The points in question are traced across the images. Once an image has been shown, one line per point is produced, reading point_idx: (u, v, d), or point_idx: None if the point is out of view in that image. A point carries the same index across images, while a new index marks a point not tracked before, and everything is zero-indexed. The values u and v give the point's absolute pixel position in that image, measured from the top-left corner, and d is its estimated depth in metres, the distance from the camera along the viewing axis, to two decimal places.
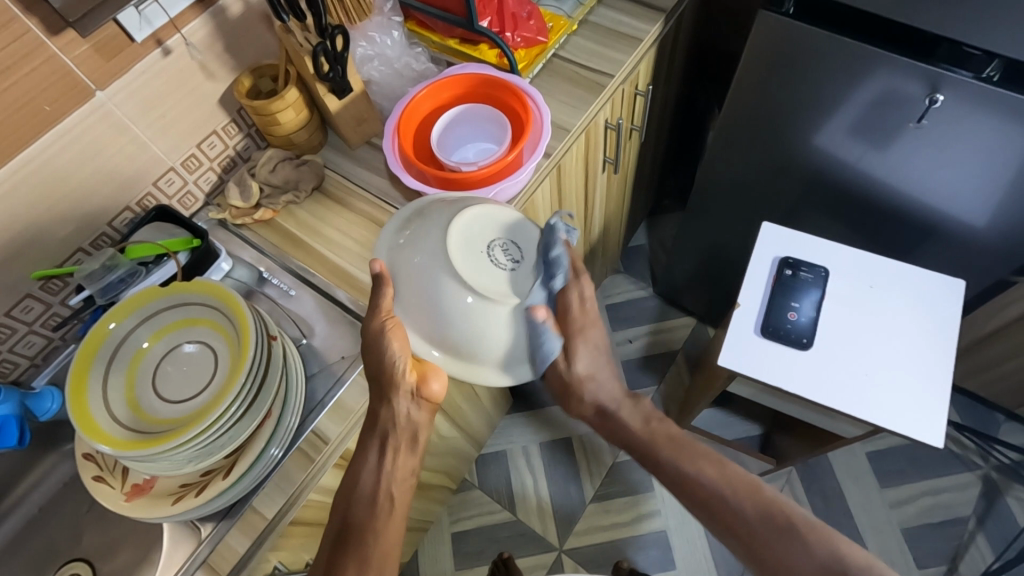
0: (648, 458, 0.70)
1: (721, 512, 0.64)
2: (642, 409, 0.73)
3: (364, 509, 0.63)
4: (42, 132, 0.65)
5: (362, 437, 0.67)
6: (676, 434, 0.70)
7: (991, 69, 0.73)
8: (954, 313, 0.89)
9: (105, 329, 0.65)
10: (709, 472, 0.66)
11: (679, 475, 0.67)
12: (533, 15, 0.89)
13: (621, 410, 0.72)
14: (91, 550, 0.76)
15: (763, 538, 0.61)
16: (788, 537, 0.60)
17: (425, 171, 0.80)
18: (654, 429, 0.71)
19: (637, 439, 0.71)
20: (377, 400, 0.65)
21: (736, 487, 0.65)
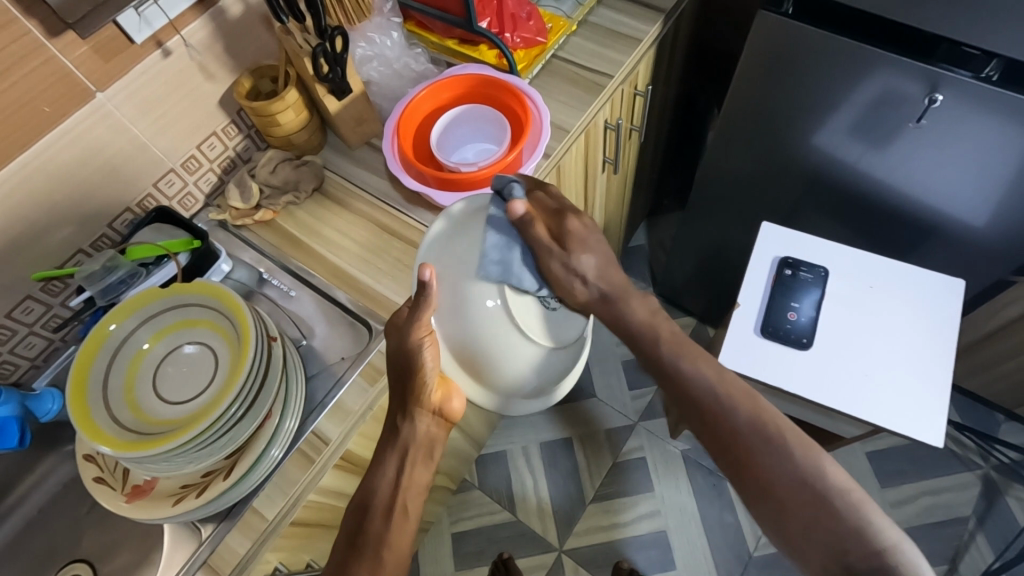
0: (647, 349, 0.68)
1: (714, 419, 0.63)
2: (647, 301, 0.69)
3: (379, 519, 0.62)
4: (42, 133, 0.65)
5: (380, 448, 0.67)
6: (677, 334, 0.68)
7: (990, 68, 0.73)
8: (953, 313, 0.89)
9: (105, 330, 0.65)
10: (709, 374, 0.65)
11: (675, 377, 0.66)
12: (533, 15, 0.89)
13: (626, 297, 0.68)
14: (92, 551, 0.76)
15: (746, 451, 0.61)
16: (776, 452, 0.60)
17: (425, 172, 0.80)
18: (658, 321, 0.68)
19: (639, 327, 0.68)
20: (400, 413, 0.65)
21: (730, 395, 0.63)
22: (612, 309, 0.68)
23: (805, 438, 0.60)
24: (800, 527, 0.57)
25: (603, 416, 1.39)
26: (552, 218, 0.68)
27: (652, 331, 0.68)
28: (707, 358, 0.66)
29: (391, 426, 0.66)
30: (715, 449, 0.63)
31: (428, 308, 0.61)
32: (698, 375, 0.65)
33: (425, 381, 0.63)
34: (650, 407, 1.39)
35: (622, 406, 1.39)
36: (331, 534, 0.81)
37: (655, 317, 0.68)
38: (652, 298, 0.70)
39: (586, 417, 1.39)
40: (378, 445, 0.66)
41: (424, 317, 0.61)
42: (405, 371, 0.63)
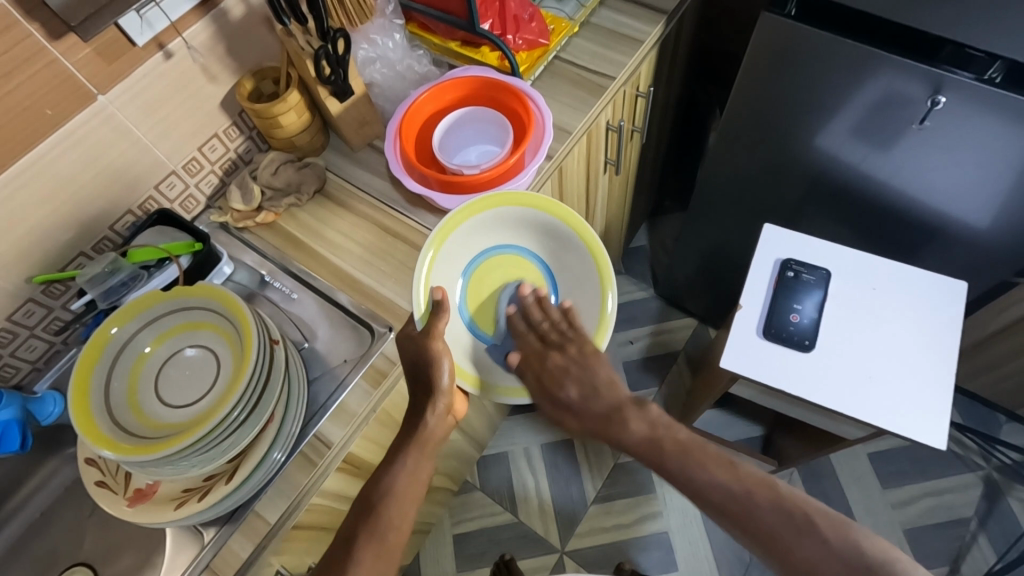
0: (653, 460, 0.70)
1: (746, 514, 0.64)
2: (647, 417, 0.73)
3: (394, 506, 0.66)
4: (43, 137, 0.65)
5: (398, 441, 0.71)
6: (684, 440, 0.70)
7: (993, 70, 0.73)
8: (954, 316, 0.89)
9: (107, 334, 0.65)
10: (719, 473, 0.66)
11: (690, 481, 0.67)
12: (535, 17, 0.89)
13: (624, 418, 0.73)
14: (94, 554, 0.76)
15: (783, 537, 0.61)
16: (809, 539, 0.60)
17: (428, 175, 0.79)
18: (659, 434, 0.71)
19: (641, 444, 0.72)
20: (423, 408, 0.70)
21: (752, 487, 0.65)
22: (613, 429, 0.74)
23: (833, 514, 0.62)
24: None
25: None
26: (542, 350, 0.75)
27: (654, 447, 0.71)
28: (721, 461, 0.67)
29: (412, 417, 0.71)
30: (761, 546, 0.63)
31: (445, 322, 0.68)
32: (705, 470, 0.67)
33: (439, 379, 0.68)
34: None
35: None
36: None
37: (655, 432, 0.71)
38: (653, 412, 0.73)
39: None
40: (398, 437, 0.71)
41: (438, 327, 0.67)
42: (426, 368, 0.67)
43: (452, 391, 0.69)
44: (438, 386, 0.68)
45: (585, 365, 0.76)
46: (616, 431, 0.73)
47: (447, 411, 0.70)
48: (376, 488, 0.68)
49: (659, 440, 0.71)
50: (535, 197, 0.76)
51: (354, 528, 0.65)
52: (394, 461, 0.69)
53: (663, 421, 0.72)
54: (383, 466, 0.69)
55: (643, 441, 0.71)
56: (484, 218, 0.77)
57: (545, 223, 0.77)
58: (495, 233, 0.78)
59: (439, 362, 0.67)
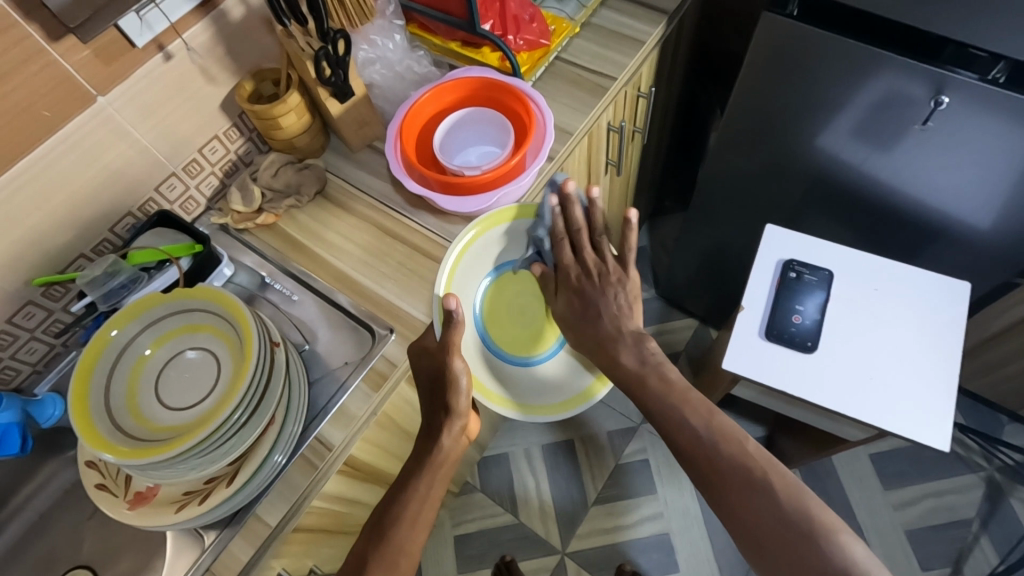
0: (636, 392, 0.75)
1: (708, 461, 0.67)
2: (638, 351, 0.76)
3: (404, 530, 0.65)
4: (42, 138, 0.65)
5: (410, 465, 0.70)
6: (670, 381, 0.74)
7: (997, 71, 0.73)
8: (956, 317, 0.88)
9: (106, 336, 0.64)
10: (697, 421, 0.69)
11: (669, 416, 0.71)
12: (536, 17, 0.88)
13: (619, 349, 0.76)
14: (94, 556, 0.75)
15: (736, 490, 0.64)
16: (762, 496, 0.63)
17: (427, 175, 0.79)
18: (648, 370, 0.75)
19: (626, 373, 0.75)
20: (439, 428, 0.69)
21: (720, 440, 0.67)
22: (606, 353, 0.76)
23: (790, 479, 0.64)
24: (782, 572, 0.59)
25: (606, 418, 1.38)
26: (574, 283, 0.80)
27: (639, 381, 0.74)
28: (701, 414, 0.70)
29: (425, 439, 0.70)
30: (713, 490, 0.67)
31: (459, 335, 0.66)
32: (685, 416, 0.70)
33: (458, 398, 0.68)
34: None
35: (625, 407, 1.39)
36: (333, 539, 0.81)
37: (644, 368, 0.75)
38: (648, 347, 0.76)
39: (589, 418, 1.39)
40: (412, 459, 0.70)
41: (456, 342, 0.66)
42: (444, 389, 0.67)
43: (468, 410, 0.69)
44: (455, 406, 0.68)
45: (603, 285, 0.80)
46: (608, 359, 0.76)
47: (461, 431, 0.70)
48: (387, 510, 0.67)
49: (644, 376, 0.74)
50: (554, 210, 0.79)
51: (366, 552, 0.64)
52: (406, 483, 0.68)
53: (654, 360, 0.75)
54: (396, 489, 0.68)
55: (630, 372, 0.75)
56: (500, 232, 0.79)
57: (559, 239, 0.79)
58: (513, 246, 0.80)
59: (457, 380, 0.66)
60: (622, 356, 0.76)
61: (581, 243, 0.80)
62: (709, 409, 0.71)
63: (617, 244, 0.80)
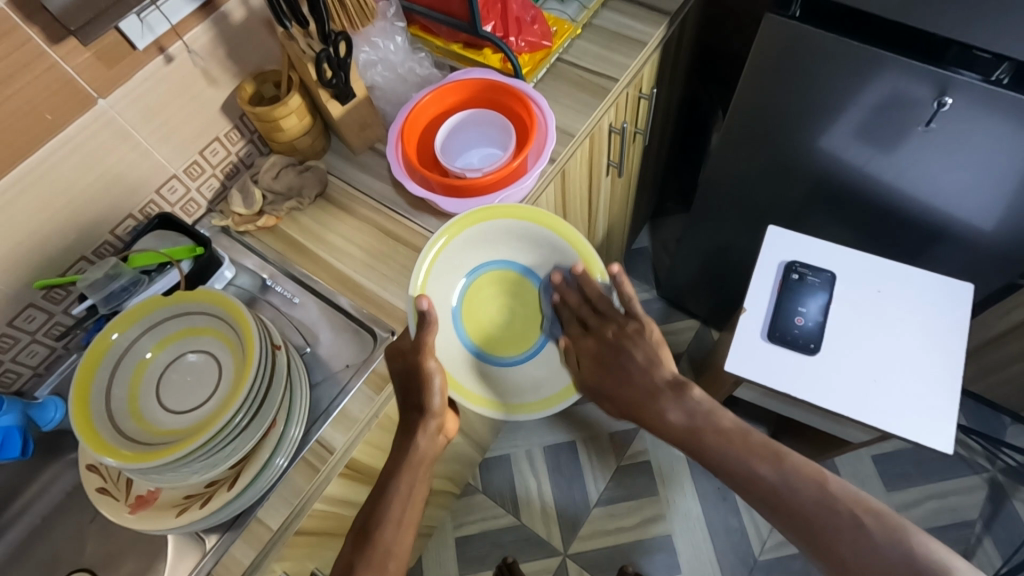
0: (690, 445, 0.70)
1: (782, 501, 0.63)
2: (684, 405, 0.73)
3: (389, 531, 0.64)
4: (43, 141, 0.64)
5: (389, 465, 0.69)
6: (726, 428, 0.70)
7: (1000, 72, 0.73)
8: (960, 319, 0.88)
9: (108, 340, 0.64)
10: (765, 466, 0.65)
11: (729, 470, 0.67)
12: (537, 19, 0.88)
13: (658, 402, 0.74)
14: (95, 560, 0.75)
15: (830, 534, 0.59)
16: (854, 535, 0.58)
17: (430, 178, 0.79)
18: (697, 426, 0.71)
19: (677, 433, 0.72)
20: (415, 427, 0.69)
21: (797, 480, 0.63)
22: (649, 414, 0.75)
23: (893, 520, 0.58)
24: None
25: (608, 420, 1.38)
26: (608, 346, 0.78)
27: (692, 436, 0.70)
28: (770, 461, 0.65)
29: (401, 439, 0.69)
30: (829, 564, 0.58)
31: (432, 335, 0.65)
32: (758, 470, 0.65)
33: (432, 396, 0.67)
34: None
35: None
36: (335, 543, 0.81)
37: (694, 421, 0.71)
38: (692, 397, 0.73)
39: (591, 419, 1.38)
40: (388, 460, 0.68)
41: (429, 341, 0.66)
42: (418, 386, 0.67)
43: (443, 409, 0.69)
44: (430, 405, 0.67)
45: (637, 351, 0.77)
46: (651, 417, 0.74)
47: (437, 429, 0.70)
48: (370, 513, 0.66)
49: (697, 430, 0.70)
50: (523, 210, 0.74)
51: (352, 556, 0.63)
52: (386, 485, 0.67)
53: (700, 410, 0.72)
54: (377, 491, 0.67)
55: (678, 431, 0.72)
56: (476, 231, 0.75)
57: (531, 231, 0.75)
58: (488, 244, 0.76)
59: (431, 379, 0.66)
60: (668, 414, 0.73)
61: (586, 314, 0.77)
62: (776, 453, 0.66)
63: (585, 253, 0.75)
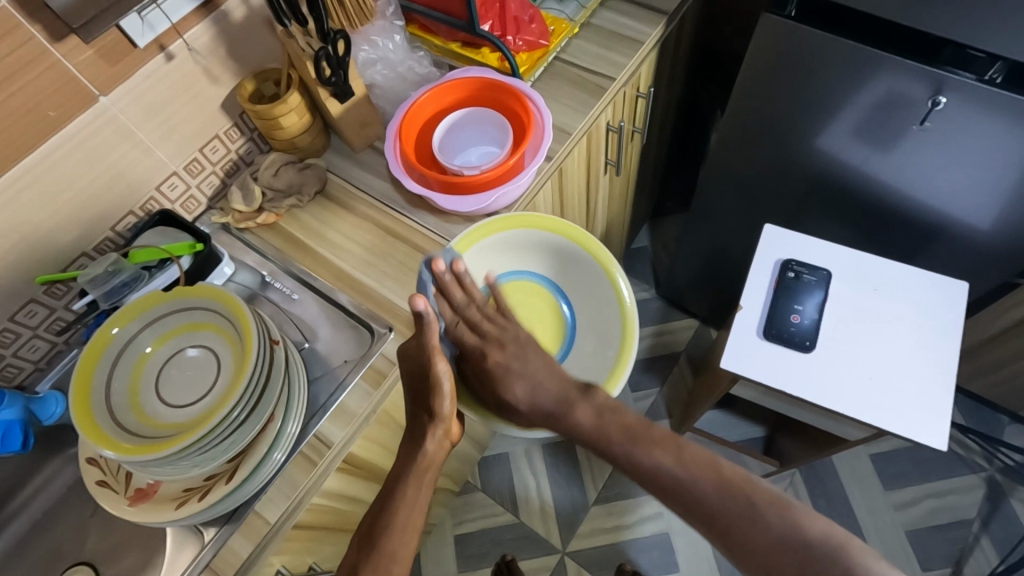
0: (601, 447, 0.68)
1: (687, 495, 0.63)
2: (593, 403, 0.69)
3: (396, 538, 0.64)
4: (45, 138, 0.65)
5: (396, 471, 0.68)
6: (630, 424, 0.68)
7: (994, 70, 0.73)
8: (958, 315, 0.89)
9: (109, 334, 0.65)
10: (666, 458, 0.65)
11: (636, 464, 0.66)
12: (535, 18, 0.89)
13: (569, 408, 0.69)
14: (96, 553, 0.76)
15: (728, 524, 0.60)
16: (753, 520, 0.59)
17: (428, 175, 0.79)
18: (606, 424, 0.68)
19: (587, 434, 0.68)
20: (423, 432, 0.68)
21: (697, 472, 0.63)
22: (562, 419, 0.69)
23: (774, 492, 0.61)
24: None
25: None
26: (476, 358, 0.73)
27: (601, 434, 0.67)
28: (671, 450, 0.65)
29: (410, 444, 0.69)
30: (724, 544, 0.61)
31: (431, 335, 0.64)
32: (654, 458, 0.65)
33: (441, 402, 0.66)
34: (652, 408, 1.39)
35: (623, 407, 1.40)
36: (333, 538, 0.81)
37: (602, 419, 0.68)
38: (599, 397, 0.70)
39: None
40: (398, 466, 0.68)
41: (431, 344, 0.65)
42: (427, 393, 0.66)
43: (450, 414, 0.68)
44: (438, 410, 0.66)
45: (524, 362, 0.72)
46: (566, 420, 0.69)
47: (445, 435, 0.68)
48: (380, 517, 0.65)
49: (606, 427, 0.67)
50: (599, 248, 0.76)
51: (358, 561, 0.64)
52: (393, 490, 0.67)
53: (609, 407, 0.69)
54: (385, 499, 0.67)
55: (589, 430, 0.68)
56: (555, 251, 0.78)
57: (591, 271, 0.77)
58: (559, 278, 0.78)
59: (439, 384, 0.65)
60: (576, 415, 0.69)
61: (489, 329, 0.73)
62: (675, 441, 0.66)
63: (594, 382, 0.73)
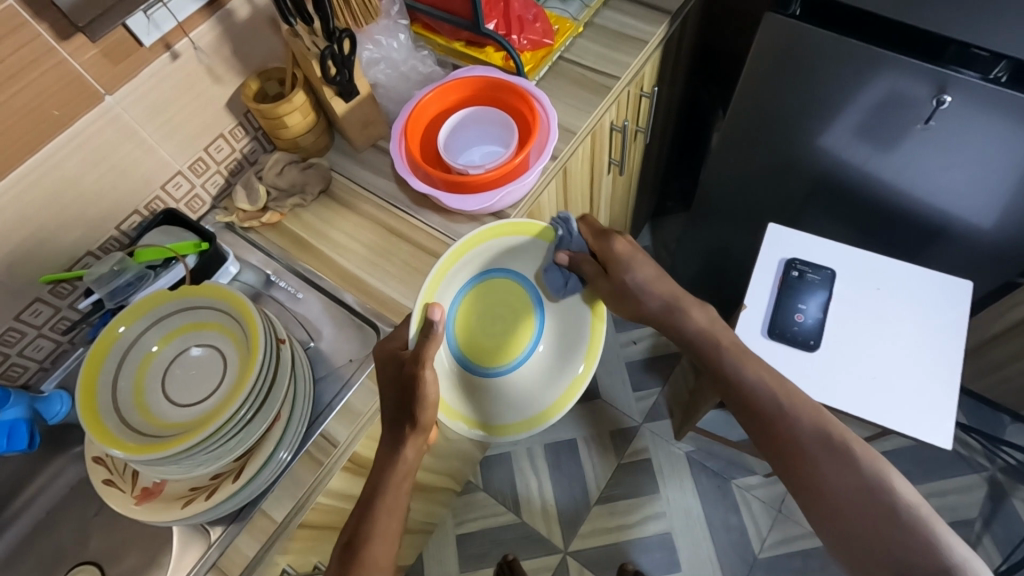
0: (708, 351, 0.74)
1: (780, 429, 0.67)
2: (707, 311, 0.76)
3: (377, 546, 0.63)
4: (51, 137, 0.65)
5: (373, 476, 0.66)
6: (738, 339, 0.74)
7: (999, 70, 0.73)
8: (961, 314, 0.89)
9: (114, 333, 0.65)
10: (768, 383, 0.70)
11: (735, 377, 0.71)
12: (539, 17, 0.89)
13: (687, 309, 0.76)
14: (100, 553, 0.76)
15: (812, 461, 0.64)
16: (845, 467, 0.62)
17: (433, 174, 0.79)
18: (716, 330, 0.75)
19: (697, 336, 0.75)
20: (402, 439, 0.65)
21: (797, 405, 0.68)
22: (673, 320, 0.77)
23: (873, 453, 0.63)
24: (862, 550, 0.59)
25: (609, 418, 1.39)
26: (601, 247, 0.77)
27: (710, 340, 0.74)
28: (768, 376, 0.70)
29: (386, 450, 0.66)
30: (801, 481, 0.64)
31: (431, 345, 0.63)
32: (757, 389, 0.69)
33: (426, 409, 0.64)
34: (654, 408, 1.39)
35: (626, 406, 1.40)
36: None
37: (713, 326, 0.75)
38: (712, 309, 0.76)
39: (591, 417, 1.39)
40: (372, 471, 0.66)
41: (426, 353, 0.63)
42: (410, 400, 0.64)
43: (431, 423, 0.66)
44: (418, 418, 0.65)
45: (643, 258, 0.76)
46: (677, 321, 0.77)
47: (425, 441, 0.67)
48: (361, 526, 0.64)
49: (714, 335, 0.75)
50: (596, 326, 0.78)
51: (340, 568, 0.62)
52: (372, 497, 0.65)
53: (721, 319, 0.76)
54: (365, 504, 0.65)
55: (702, 332, 0.75)
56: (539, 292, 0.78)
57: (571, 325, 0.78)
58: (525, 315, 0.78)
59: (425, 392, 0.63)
60: (693, 316, 0.76)
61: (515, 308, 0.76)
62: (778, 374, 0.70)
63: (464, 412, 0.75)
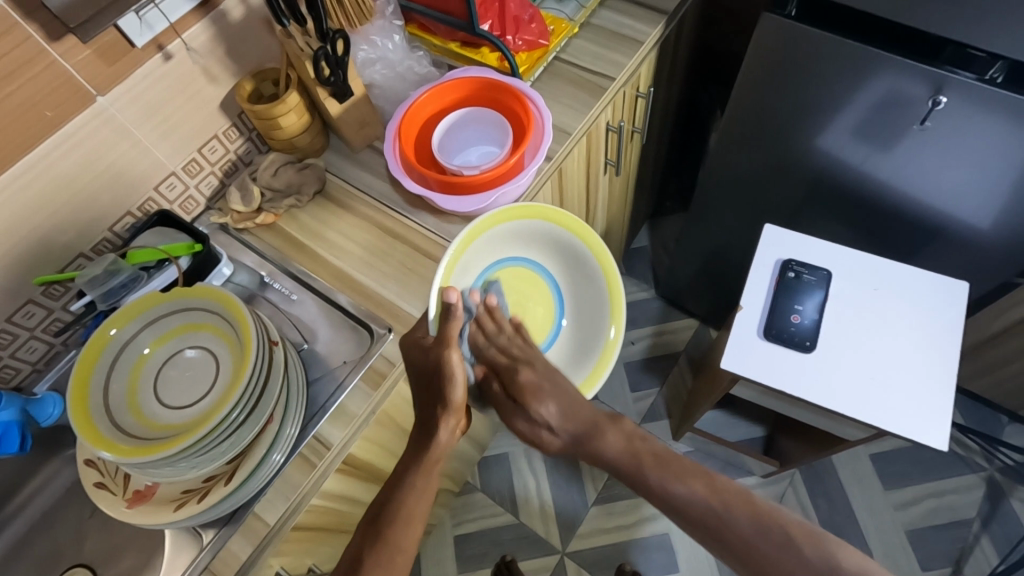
0: (633, 477, 0.66)
1: (718, 526, 0.60)
2: (623, 428, 0.69)
3: (400, 529, 0.62)
4: (43, 138, 0.65)
5: (405, 463, 0.68)
6: (660, 452, 0.66)
7: (995, 70, 0.73)
8: (958, 314, 0.88)
9: (107, 335, 0.65)
10: (694, 485, 0.63)
11: (664, 492, 0.64)
12: (535, 17, 0.88)
13: (601, 433, 0.69)
14: (95, 555, 0.75)
15: (761, 553, 0.58)
16: (788, 553, 0.57)
17: (427, 176, 0.79)
18: (637, 448, 0.67)
19: (619, 460, 0.67)
20: (436, 423, 0.67)
21: (726, 502, 0.61)
22: (590, 445, 0.69)
23: (811, 527, 0.58)
24: None
25: None
26: (507, 370, 0.72)
27: (633, 460, 0.66)
28: (701, 480, 0.63)
29: (421, 437, 0.68)
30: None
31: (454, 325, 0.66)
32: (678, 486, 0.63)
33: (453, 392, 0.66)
34: (652, 408, 1.39)
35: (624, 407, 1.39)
36: (333, 539, 0.81)
37: (632, 444, 0.68)
38: (628, 424, 0.70)
39: None
40: (407, 457, 0.68)
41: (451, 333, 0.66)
42: (438, 381, 0.66)
43: (462, 405, 0.67)
44: (450, 398, 0.66)
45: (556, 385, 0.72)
46: (594, 446, 0.69)
47: (457, 426, 0.68)
48: (383, 509, 0.64)
49: (637, 455, 0.67)
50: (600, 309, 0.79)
51: (361, 548, 0.62)
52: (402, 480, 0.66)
53: (637, 434, 0.68)
54: (389, 492, 0.66)
55: (621, 458, 0.67)
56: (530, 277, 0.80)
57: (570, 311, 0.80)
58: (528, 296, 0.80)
59: (452, 372, 0.65)
60: (605, 441, 0.68)
61: (510, 338, 0.74)
62: (705, 473, 0.64)
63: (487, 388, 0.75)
